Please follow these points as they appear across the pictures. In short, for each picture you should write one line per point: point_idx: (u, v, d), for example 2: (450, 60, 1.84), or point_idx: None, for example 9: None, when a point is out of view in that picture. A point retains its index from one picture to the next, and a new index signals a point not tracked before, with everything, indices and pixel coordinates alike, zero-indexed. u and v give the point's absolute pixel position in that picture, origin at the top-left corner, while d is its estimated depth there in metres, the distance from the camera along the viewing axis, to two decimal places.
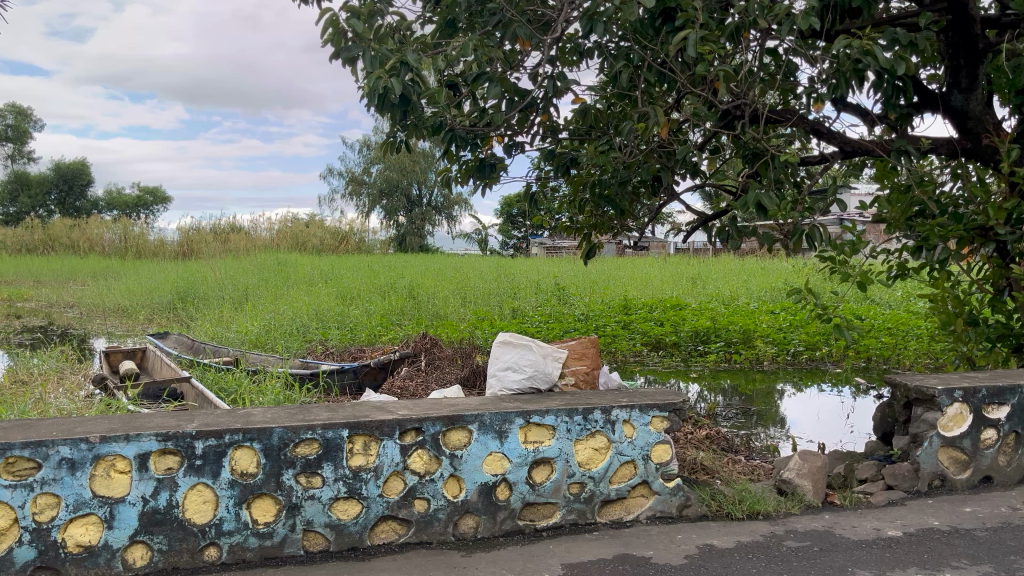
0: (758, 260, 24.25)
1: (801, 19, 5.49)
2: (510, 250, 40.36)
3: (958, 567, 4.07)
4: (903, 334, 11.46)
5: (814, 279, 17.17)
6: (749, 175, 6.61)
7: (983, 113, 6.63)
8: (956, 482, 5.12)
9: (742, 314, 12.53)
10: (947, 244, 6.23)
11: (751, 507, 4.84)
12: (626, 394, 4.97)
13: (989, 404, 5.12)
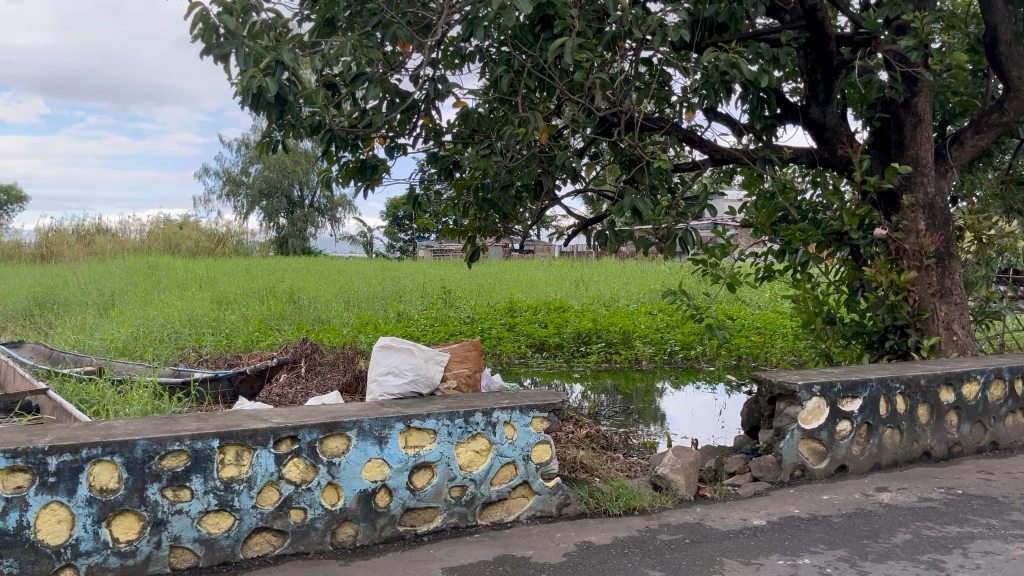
0: (639, 263, 25.03)
1: (672, 31, 5.77)
2: (396, 252, 39.99)
3: (816, 551, 4.33)
4: (770, 334, 12.10)
5: (689, 281, 17.89)
6: (627, 181, 6.83)
7: (838, 125, 7.02)
8: (814, 472, 5.44)
9: (623, 315, 12.90)
10: (807, 248, 6.72)
11: (627, 503, 4.98)
12: (507, 395, 5.02)
13: (843, 397, 5.47)
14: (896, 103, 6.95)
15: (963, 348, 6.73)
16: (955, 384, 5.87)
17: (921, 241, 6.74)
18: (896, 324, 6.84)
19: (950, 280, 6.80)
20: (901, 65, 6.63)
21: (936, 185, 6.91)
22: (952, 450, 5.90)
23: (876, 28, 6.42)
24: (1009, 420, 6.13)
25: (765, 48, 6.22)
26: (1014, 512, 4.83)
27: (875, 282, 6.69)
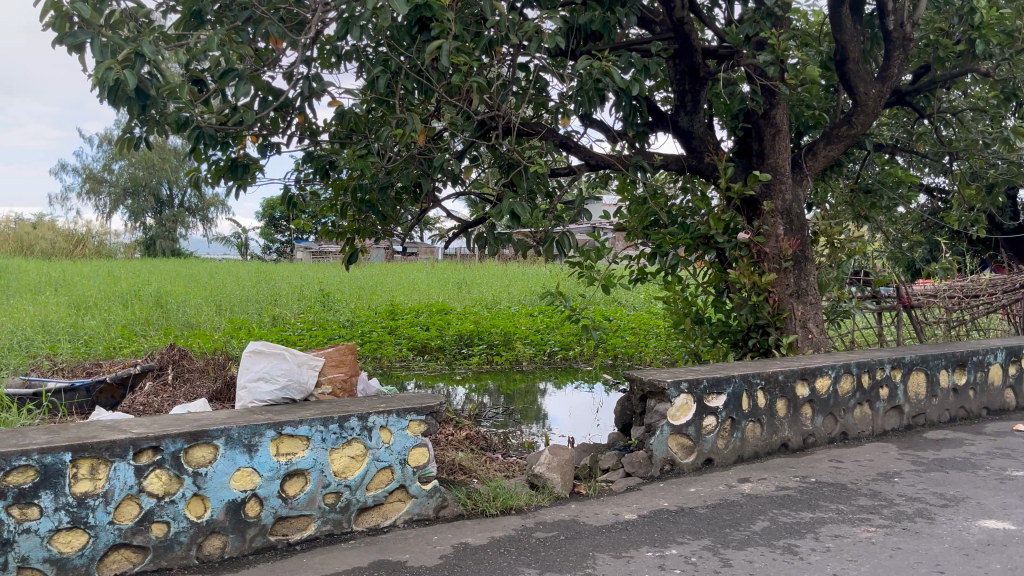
0: (521, 265, 25.38)
1: (548, 38, 5.90)
2: (274, 254, 38.87)
3: (682, 542, 4.52)
4: (644, 333, 12.56)
5: (567, 282, 18.29)
6: (506, 184, 6.91)
7: (705, 134, 7.34)
8: (683, 466, 5.67)
9: (504, 316, 13.04)
10: (677, 250, 7.20)
11: (504, 503, 5.04)
12: (384, 399, 4.98)
13: (709, 393, 5.74)
14: (757, 114, 7.36)
15: (817, 345, 7.17)
16: (810, 379, 6.27)
17: (780, 245, 7.17)
18: (758, 323, 7.21)
19: (806, 281, 7.25)
20: (761, 79, 7.02)
21: (793, 192, 7.36)
22: (807, 441, 6.28)
23: (738, 43, 6.84)
24: (857, 412, 6.56)
25: (637, 57, 6.47)
26: (860, 497, 5.20)
27: (738, 284, 7.09)
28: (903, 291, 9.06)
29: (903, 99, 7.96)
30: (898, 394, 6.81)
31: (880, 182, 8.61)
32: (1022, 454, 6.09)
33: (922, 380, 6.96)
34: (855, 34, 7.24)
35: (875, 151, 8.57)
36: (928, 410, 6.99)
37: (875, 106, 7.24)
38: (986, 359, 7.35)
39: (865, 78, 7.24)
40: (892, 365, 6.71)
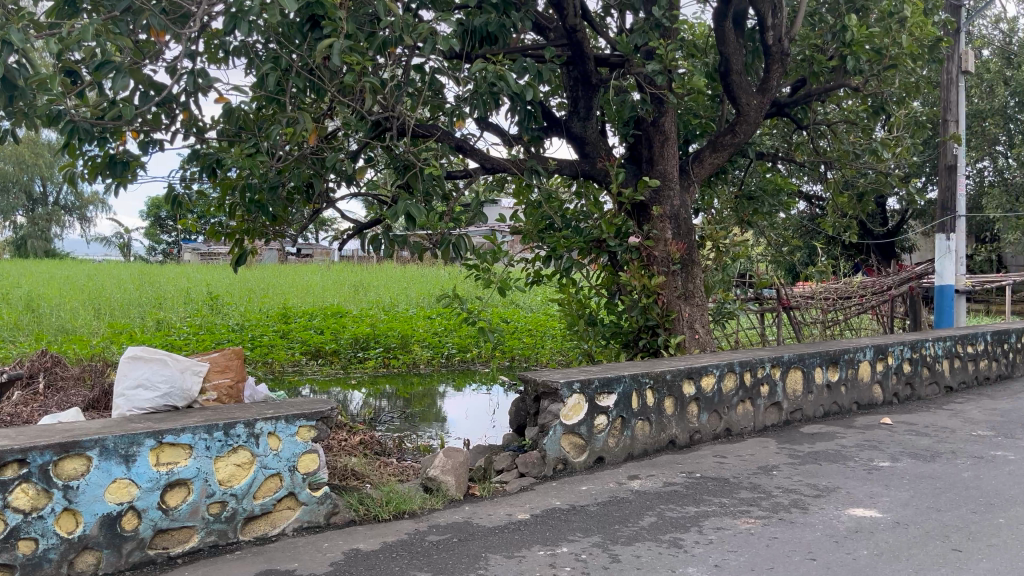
0: (419, 267, 25.26)
1: (443, 40, 5.90)
2: (159, 255, 37.26)
3: (573, 539, 4.60)
4: (540, 335, 12.73)
5: (466, 284, 18.33)
6: (401, 186, 6.88)
7: (598, 140, 7.53)
8: (575, 465, 5.78)
9: (401, 319, 12.95)
10: (571, 253, 7.38)
11: (397, 508, 5.00)
12: (272, 404, 4.85)
13: (600, 393, 5.87)
14: (647, 122, 7.59)
15: (703, 345, 7.47)
16: (695, 377, 6.51)
17: (668, 249, 7.43)
18: (648, 324, 7.45)
19: (693, 284, 7.57)
20: (650, 88, 7.24)
21: (681, 198, 7.64)
22: (693, 437, 6.52)
23: (628, 51, 7.05)
24: (739, 408, 6.86)
25: (530, 63, 6.57)
26: (741, 490, 5.44)
27: (629, 287, 7.30)
28: (783, 293, 9.54)
29: (782, 110, 8.38)
30: (778, 392, 7.16)
31: (762, 189, 9.04)
32: (887, 446, 6.52)
33: (799, 377, 7.33)
34: (737, 47, 7.59)
35: (757, 159, 8.99)
36: (805, 405, 7.38)
37: (756, 116, 7.58)
38: (857, 356, 7.81)
39: (747, 89, 7.58)
40: (772, 363, 7.04)
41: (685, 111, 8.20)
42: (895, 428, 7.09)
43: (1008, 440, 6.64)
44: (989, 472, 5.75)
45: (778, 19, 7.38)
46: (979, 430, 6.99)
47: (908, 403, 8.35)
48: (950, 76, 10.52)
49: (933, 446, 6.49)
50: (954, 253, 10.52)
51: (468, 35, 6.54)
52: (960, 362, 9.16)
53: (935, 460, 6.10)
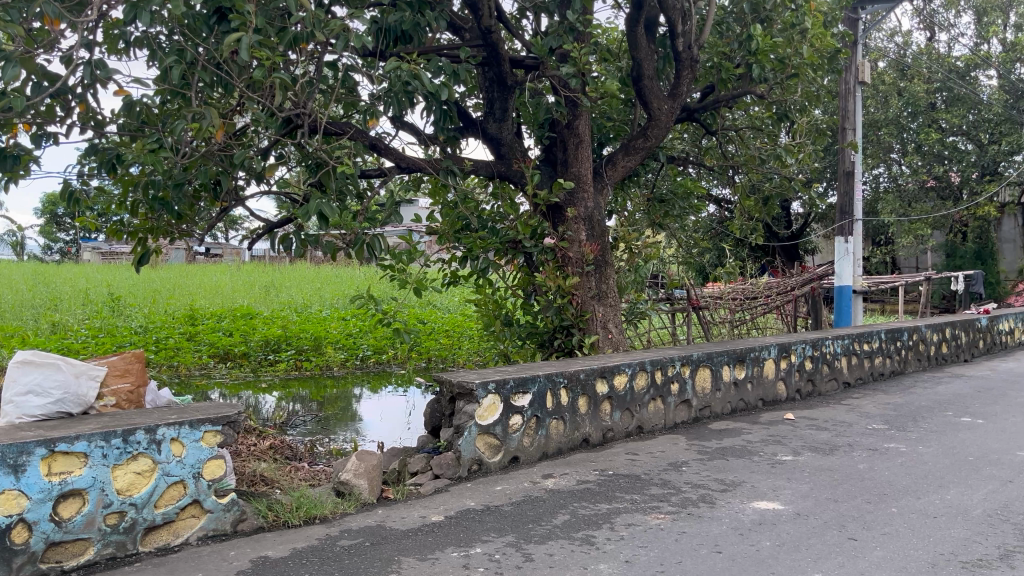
0: (333, 268, 24.87)
1: (356, 37, 5.81)
2: (57, 255, 35.50)
3: (487, 540, 4.60)
4: (457, 336, 12.70)
5: (383, 284, 18.14)
6: (314, 185, 6.75)
7: (513, 142, 7.59)
8: (490, 465, 5.78)
9: (315, 321, 12.69)
10: (487, 254, 7.39)
11: (307, 513, 4.89)
12: (175, 410, 4.68)
13: (515, 393, 5.89)
14: (562, 124, 7.68)
15: (616, 344, 7.60)
16: (608, 377, 6.61)
17: (582, 250, 7.53)
18: (563, 324, 7.53)
19: (606, 285, 7.67)
20: (564, 90, 7.34)
21: (595, 200, 7.76)
22: (606, 436, 6.62)
23: (542, 54, 7.11)
24: (651, 406, 7.01)
25: (445, 63, 6.56)
26: (652, 486, 5.55)
27: (544, 287, 7.35)
28: (693, 294, 9.80)
29: (692, 115, 8.61)
30: (687, 389, 7.34)
31: (672, 193, 9.31)
32: (790, 440, 6.78)
33: (708, 374, 7.54)
34: (649, 53, 7.76)
35: (669, 163, 9.21)
36: (713, 402, 7.60)
37: (667, 121, 7.77)
38: (761, 355, 8.10)
39: (658, 94, 7.75)
40: (682, 362, 7.23)
41: (599, 115, 8.34)
42: (797, 423, 7.38)
43: (900, 432, 7.00)
44: (883, 463, 6.05)
45: (687, 26, 7.57)
46: (874, 424, 7.35)
47: (809, 399, 8.70)
48: (848, 86, 11.03)
49: (832, 440, 6.78)
50: (852, 255, 11.04)
51: (382, 33, 6.48)
52: (858, 359, 9.61)
53: (834, 453, 6.38)
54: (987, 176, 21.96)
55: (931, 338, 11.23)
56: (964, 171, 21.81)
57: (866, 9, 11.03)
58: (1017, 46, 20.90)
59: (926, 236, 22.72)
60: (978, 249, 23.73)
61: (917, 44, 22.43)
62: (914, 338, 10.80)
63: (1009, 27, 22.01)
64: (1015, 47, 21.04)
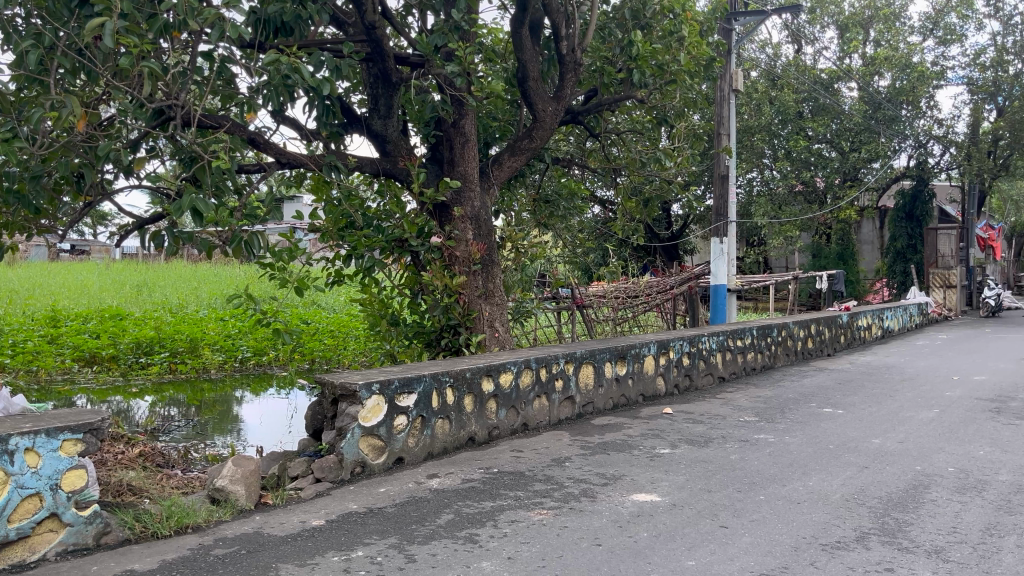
0: (212, 266, 23.93)
1: (232, 27, 5.61)
2: None
3: (369, 542, 4.52)
4: (343, 336, 12.47)
5: (264, 284, 17.59)
6: (188, 180, 6.46)
7: (398, 139, 7.53)
8: (373, 467, 5.69)
9: (190, 321, 12.15)
10: (373, 252, 7.30)
11: (179, 522, 4.67)
12: (31, 417, 4.37)
13: (400, 393, 5.84)
14: (447, 123, 7.69)
15: (502, 343, 7.68)
16: (494, 374, 6.66)
17: (469, 249, 7.55)
18: (450, 323, 7.53)
19: (492, 284, 7.74)
20: (450, 89, 7.36)
21: (481, 200, 7.80)
22: (491, 434, 6.65)
23: (428, 52, 7.11)
24: (535, 404, 7.10)
25: (328, 57, 6.42)
26: (535, 482, 5.62)
27: (431, 286, 7.31)
28: (577, 293, 10.01)
29: (577, 118, 8.76)
30: (571, 386, 7.48)
31: (557, 193, 9.57)
32: (668, 434, 7.02)
33: (591, 372, 7.72)
34: (534, 55, 7.86)
35: (553, 164, 9.36)
36: (596, 399, 7.77)
37: (551, 123, 7.89)
38: (641, 352, 8.35)
39: (543, 95, 7.84)
40: (565, 359, 7.36)
41: (484, 115, 8.40)
42: (675, 417, 7.65)
43: (769, 424, 7.38)
44: (752, 453, 6.36)
45: (571, 29, 7.75)
46: (745, 416, 7.71)
47: (687, 393, 9.04)
48: (722, 94, 11.54)
49: (707, 433, 7.06)
50: (727, 256, 11.55)
51: (261, 24, 6.29)
52: (732, 355, 10.06)
53: (708, 445, 6.65)
54: (849, 182, 23.80)
55: (798, 334, 11.89)
56: (828, 176, 23.23)
57: (739, 20, 11.54)
58: (875, 60, 22.34)
59: (795, 237, 24.07)
60: (841, 250, 25.34)
61: (787, 55, 23.66)
62: (783, 334, 11.40)
63: (868, 43, 23.55)
64: (873, 61, 22.48)
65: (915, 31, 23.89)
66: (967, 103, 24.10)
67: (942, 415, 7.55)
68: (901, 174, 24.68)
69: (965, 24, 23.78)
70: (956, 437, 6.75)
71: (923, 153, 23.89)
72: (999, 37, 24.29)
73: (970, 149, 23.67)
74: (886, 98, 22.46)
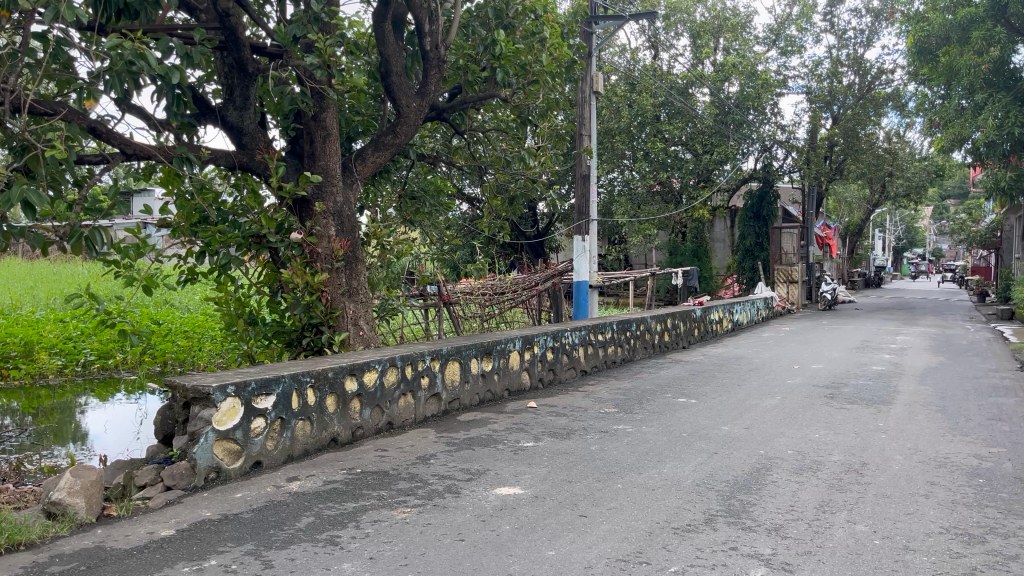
0: (50, 264, 22.22)
1: (68, 8, 5.23)
2: None
3: (223, 550, 4.32)
4: (198, 336, 11.92)
5: (111, 283, 16.56)
6: (19, 170, 5.96)
7: (256, 131, 7.27)
8: (229, 472, 5.46)
9: (24, 323, 11.28)
10: (228, 249, 6.99)
11: (9, 540, 4.30)
12: None
13: (258, 395, 5.64)
14: (308, 116, 7.54)
15: (367, 341, 7.66)
16: (357, 374, 6.55)
17: (331, 245, 7.44)
18: (311, 322, 7.37)
19: (356, 281, 7.69)
20: (310, 81, 7.21)
21: (344, 195, 7.69)
22: (355, 434, 6.54)
23: (286, 42, 7.00)
24: (401, 402, 7.04)
25: (177, 43, 6.10)
26: (399, 481, 5.57)
27: (291, 284, 7.10)
28: (443, 289, 10.01)
29: (442, 115, 8.75)
30: (437, 383, 7.48)
31: (423, 189, 9.56)
32: (531, 427, 7.15)
33: (456, 368, 7.73)
34: (396, 50, 7.86)
35: (419, 160, 9.35)
36: (461, 395, 7.80)
37: (415, 119, 7.87)
38: (506, 347, 8.47)
39: (407, 91, 7.84)
40: (431, 356, 7.36)
41: (347, 109, 8.29)
42: (539, 411, 7.81)
43: (627, 414, 7.66)
44: (612, 444, 6.59)
45: (434, 26, 7.78)
46: (605, 408, 7.97)
47: (551, 387, 9.24)
48: (583, 95, 11.89)
49: (569, 425, 7.24)
50: (589, 253, 11.90)
51: (102, 5, 5.90)
52: (594, 349, 10.37)
53: (570, 437, 6.82)
54: (702, 183, 25.09)
55: (656, 328, 12.41)
56: (684, 177, 24.38)
57: (599, 25, 11.92)
58: (724, 68, 23.53)
59: (653, 235, 25.10)
60: (696, 248, 26.64)
61: (644, 60, 24.56)
62: (642, 328, 11.87)
63: (718, 50, 24.83)
64: (723, 67, 23.67)
65: (761, 41, 25.42)
66: (807, 110, 25.91)
67: (783, 402, 8.09)
68: (749, 176, 26.40)
69: (803, 36, 25.55)
70: (795, 422, 7.26)
71: (769, 155, 25.64)
72: (834, 50, 26.27)
73: (809, 154, 25.59)
74: (734, 103, 23.80)
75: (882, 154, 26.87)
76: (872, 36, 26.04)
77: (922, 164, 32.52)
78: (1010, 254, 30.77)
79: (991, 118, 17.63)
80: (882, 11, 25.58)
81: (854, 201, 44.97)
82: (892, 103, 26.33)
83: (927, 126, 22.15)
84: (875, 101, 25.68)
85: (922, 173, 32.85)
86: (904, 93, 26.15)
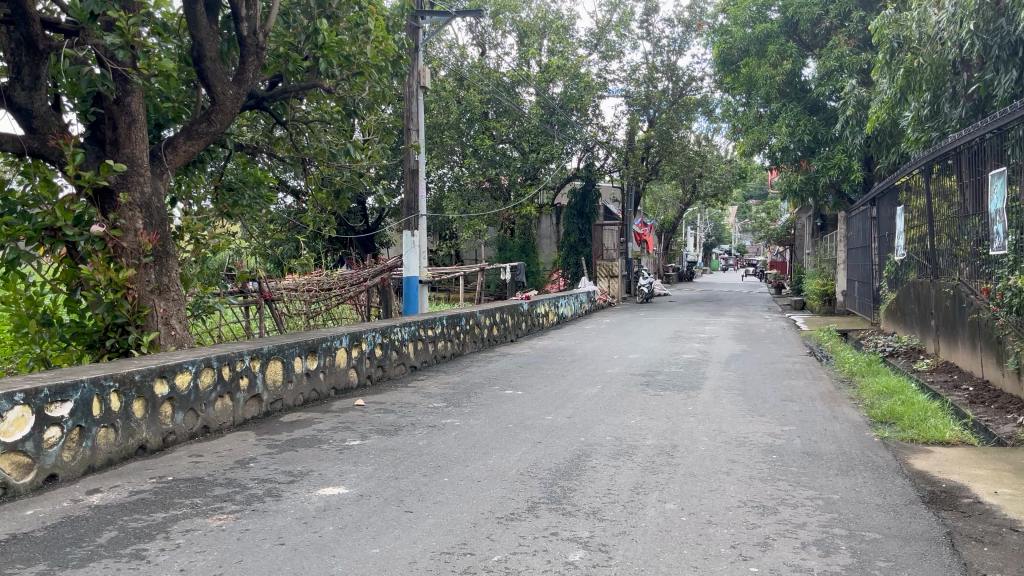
0: None
1: None
2: None
3: (10, 573, 3.92)
4: None
5: None
6: None
7: (48, 115, 6.68)
8: (18, 488, 4.93)
9: None
10: (16, 243, 6.26)
11: None
12: None
13: (52, 402, 5.17)
14: (109, 100, 7.04)
15: (180, 341, 7.30)
16: (168, 376, 6.20)
17: (138, 240, 6.99)
18: (116, 322, 6.87)
19: (167, 278, 7.28)
20: (110, 62, 6.74)
21: (151, 185, 7.21)
22: (166, 440, 6.15)
23: (83, 19, 6.54)
24: (217, 404, 6.71)
25: None
26: (215, 487, 5.31)
27: (93, 281, 6.58)
28: (265, 286, 9.62)
29: (261, 103, 8.42)
30: (257, 384, 7.19)
31: (241, 181, 9.18)
32: (358, 425, 7.04)
33: (279, 367, 7.48)
34: (210, 33, 7.47)
35: (237, 151, 8.98)
36: (284, 395, 7.55)
37: (232, 107, 7.53)
38: (332, 345, 8.28)
39: (222, 78, 7.48)
40: (250, 356, 7.07)
41: (155, 94, 7.82)
42: (366, 408, 7.70)
43: (455, 408, 7.72)
44: (439, 438, 6.62)
45: (252, 10, 7.48)
46: (433, 402, 7.99)
47: (379, 384, 9.13)
48: (410, 90, 11.82)
49: (397, 421, 7.19)
50: (417, 248, 11.87)
51: None
52: (423, 344, 10.36)
53: (398, 434, 6.78)
54: (528, 180, 25.77)
55: (485, 322, 12.58)
56: (511, 175, 24.92)
57: (424, 19, 11.93)
58: (548, 68, 24.23)
59: (483, 231, 25.45)
60: (523, 244, 27.34)
61: (472, 57, 24.82)
62: (471, 323, 11.99)
63: (544, 51, 25.51)
64: (547, 69, 24.36)
65: (582, 44, 26.40)
66: (625, 113, 27.23)
67: (603, 391, 8.47)
68: (573, 175, 27.38)
69: (622, 42, 26.80)
70: (614, 409, 7.63)
71: (592, 155, 26.73)
72: (650, 57, 27.76)
73: (628, 155, 26.93)
74: (559, 103, 24.60)
75: (693, 156, 28.77)
76: (683, 45, 27.78)
77: (727, 167, 35.16)
78: (802, 250, 33.99)
79: (785, 125, 19.35)
80: (692, 23, 27.35)
81: (668, 202, 47.89)
82: (702, 108, 28.25)
83: (731, 131, 23.93)
84: (687, 106, 27.44)
85: (728, 174, 35.54)
86: (712, 100, 28.15)
